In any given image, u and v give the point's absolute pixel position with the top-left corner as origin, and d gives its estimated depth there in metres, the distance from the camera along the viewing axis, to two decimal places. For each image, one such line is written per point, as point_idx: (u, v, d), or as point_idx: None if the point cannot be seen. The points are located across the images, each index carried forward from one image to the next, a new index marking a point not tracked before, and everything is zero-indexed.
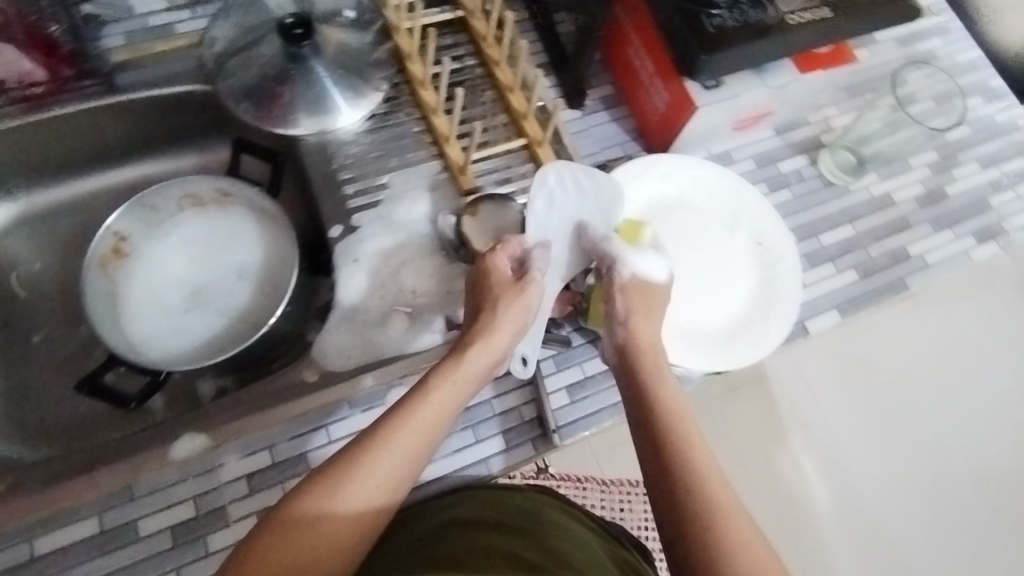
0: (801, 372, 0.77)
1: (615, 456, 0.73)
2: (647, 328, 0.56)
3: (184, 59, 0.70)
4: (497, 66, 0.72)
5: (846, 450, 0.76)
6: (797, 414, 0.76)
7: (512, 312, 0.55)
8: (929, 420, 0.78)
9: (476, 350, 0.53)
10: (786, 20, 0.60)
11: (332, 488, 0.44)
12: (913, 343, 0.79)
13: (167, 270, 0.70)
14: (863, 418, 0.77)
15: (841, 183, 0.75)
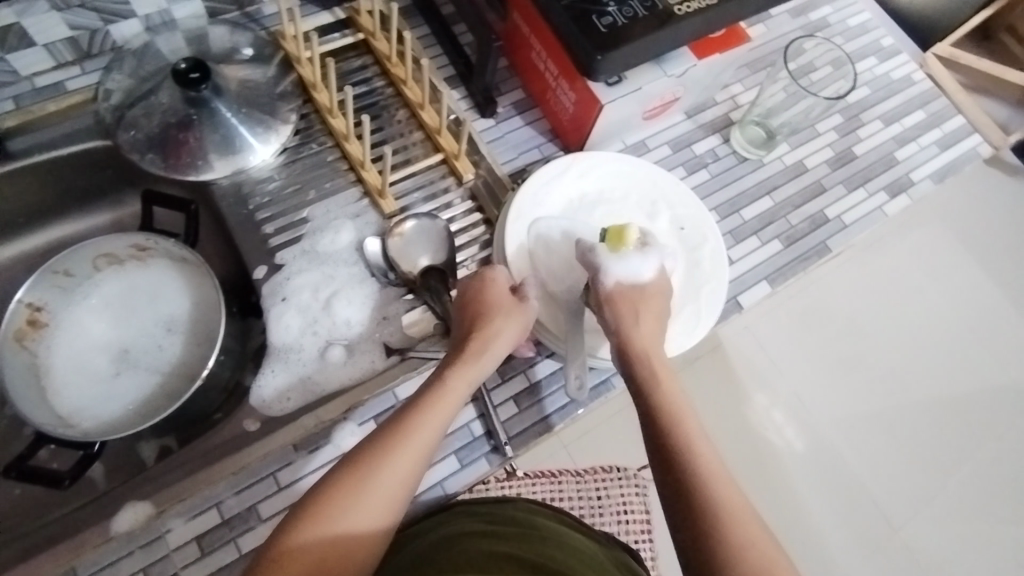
0: (756, 332, 0.74)
1: (587, 444, 0.65)
2: (650, 329, 0.58)
3: (80, 117, 0.67)
4: (404, 83, 0.73)
5: (810, 399, 0.73)
6: (766, 376, 0.73)
7: (506, 326, 0.57)
8: (886, 360, 0.77)
9: (473, 365, 0.54)
10: (675, 11, 0.61)
11: (349, 506, 0.45)
12: (857, 287, 0.78)
13: (91, 334, 0.68)
14: (821, 366, 0.75)
15: (755, 157, 0.78)
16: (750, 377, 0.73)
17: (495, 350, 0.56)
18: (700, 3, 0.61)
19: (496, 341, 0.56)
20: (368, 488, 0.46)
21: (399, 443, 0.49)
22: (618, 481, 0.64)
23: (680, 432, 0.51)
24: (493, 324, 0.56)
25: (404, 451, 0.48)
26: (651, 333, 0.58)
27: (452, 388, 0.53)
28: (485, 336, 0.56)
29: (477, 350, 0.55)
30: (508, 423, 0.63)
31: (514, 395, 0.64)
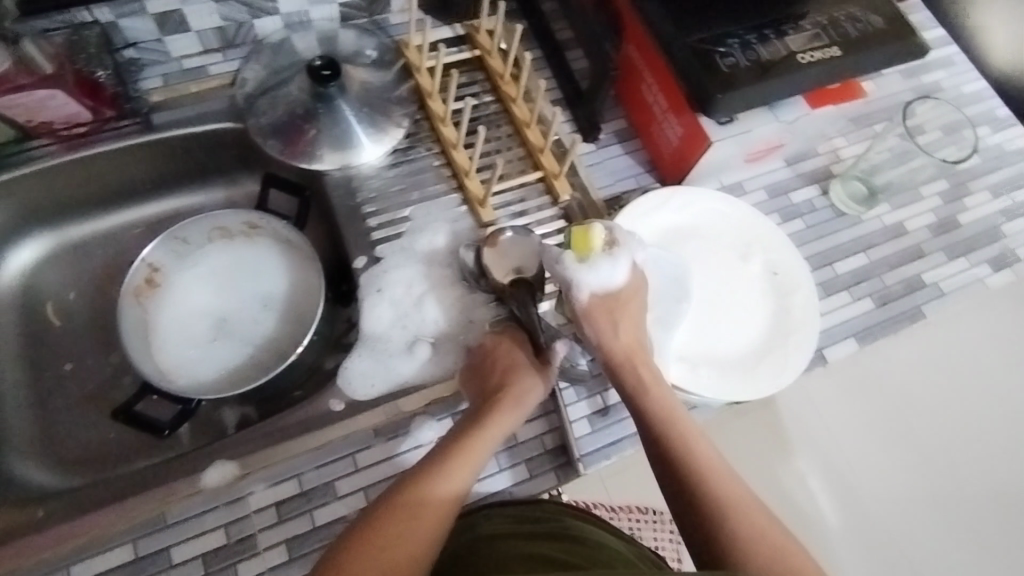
0: (806, 394, 0.71)
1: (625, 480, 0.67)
2: (631, 333, 0.59)
3: (217, 100, 0.73)
4: (514, 101, 0.74)
5: (855, 469, 0.69)
6: (802, 440, 0.70)
7: (534, 383, 0.60)
8: (935, 430, 0.72)
9: (506, 412, 0.57)
10: (798, 59, 0.64)
11: (407, 523, 0.47)
12: (919, 364, 0.74)
13: (194, 300, 0.72)
14: (870, 438, 0.71)
15: (853, 213, 0.77)
16: (796, 438, 0.70)
17: (523, 402, 0.59)
18: (823, 54, 0.64)
19: (527, 394, 0.59)
20: (419, 515, 0.48)
21: (440, 476, 0.50)
22: (653, 523, 0.65)
23: (680, 440, 0.53)
24: (522, 378, 0.60)
25: (446, 485, 0.50)
26: (632, 336, 0.59)
27: (489, 432, 0.55)
28: (519, 388, 0.59)
29: (510, 399, 0.58)
30: (579, 441, 0.64)
31: (588, 415, 0.65)
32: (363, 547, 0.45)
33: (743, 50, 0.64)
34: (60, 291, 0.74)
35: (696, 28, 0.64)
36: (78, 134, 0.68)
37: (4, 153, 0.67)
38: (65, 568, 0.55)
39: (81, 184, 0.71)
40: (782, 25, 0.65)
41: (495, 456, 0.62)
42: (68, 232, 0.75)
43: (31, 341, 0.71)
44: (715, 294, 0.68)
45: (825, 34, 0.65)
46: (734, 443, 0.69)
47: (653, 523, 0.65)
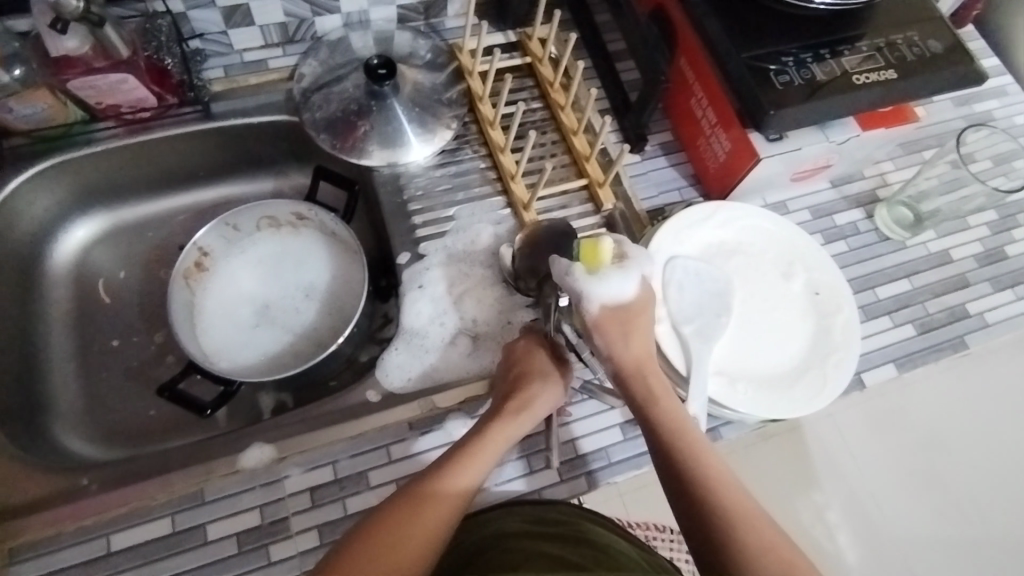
0: (830, 422, 0.68)
1: (644, 496, 0.65)
2: (640, 345, 0.56)
3: (273, 93, 0.75)
4: (562, 109, 0.75)
5: (883, 508, 0.66)
6: (823, 469, 0.66)
7: (549, 389, 0.59)
8: (966, 474, 0.68)
9: (519, 419, 0.57)
10: (852, 79, 0.65)
11: (414, 512, 0.48)
12: (949, 402, 0.71)
13: (239, 286, 0.73)
14: (894, 474, 0.67)
15: (898, 238, 0.76)
16: (822, 468, 0.66)
17: (536, 410, 0.58)
18: (878, 76, 0.65)
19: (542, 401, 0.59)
20: (427, 510, 0.48)
21: (447, 478, 0.50)
22: (669, 543, 0.63)
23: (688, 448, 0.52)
24: (538, 384, 0.59)
25: (453, 485, 0.50)
26: (641, 346, 0.57)
27: (503, 436, 0.55)
28: (532, 394, 0.58)
29: (520, 405, 0.58)
30: (605, 448, 0.66)
31: (615, 424, 0.67)
32: (371, 533, 0.46)
33: (797, 69, 0.65)
34: (111, 269, 0.76)
35: (752, 45, 0.65)
36: (140, 118, 0.71)
37: (69, 133, 0.70)
38: (106, 536, 0.57)
39: (140, 166, 0.74)
40: (838, 45, 0.67)
41: (528, 458, 0.64)
42: (122, 214, 0.77)
43: (82, 315, 0.73)
44: (754, 310, 0.68)
45: (881, 56, 0.66)
46: (752, 470, 0.65)
47: (669, 542, 0.63)
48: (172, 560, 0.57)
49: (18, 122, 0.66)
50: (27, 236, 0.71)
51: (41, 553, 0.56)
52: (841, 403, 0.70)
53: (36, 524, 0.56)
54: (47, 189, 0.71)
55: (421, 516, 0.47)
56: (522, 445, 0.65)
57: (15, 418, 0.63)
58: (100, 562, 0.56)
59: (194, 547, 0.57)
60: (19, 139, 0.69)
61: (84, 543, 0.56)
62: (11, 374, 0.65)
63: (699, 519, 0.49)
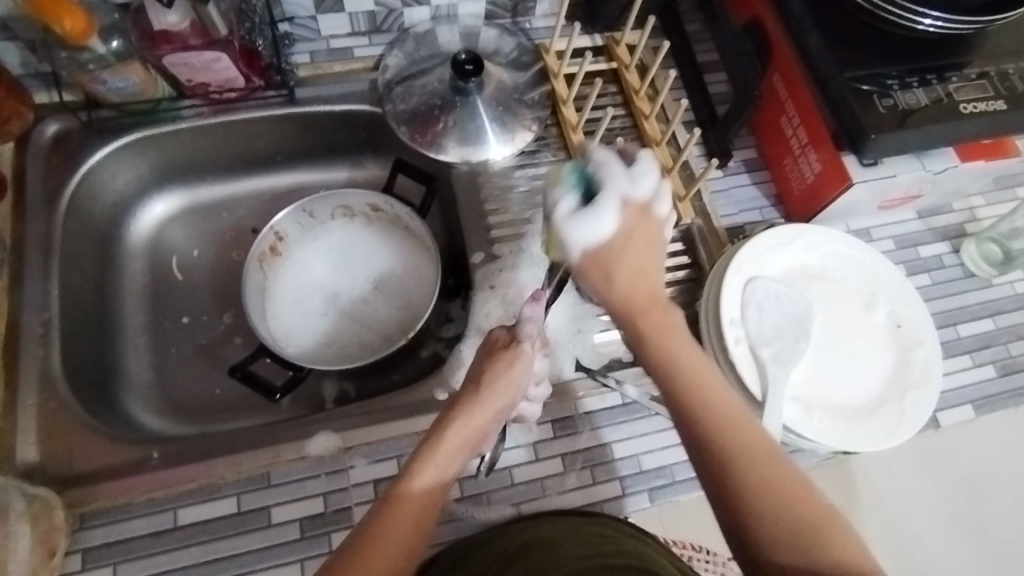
0: (889, 460, 0.66)
1: (690, 517, 0.63)
2: (643, 269, 0.49)
3: (358, 82, 0.74)
4: (646, 118, 0.73)
5: (927, 547, 0.63)
6: (872, 503, 0.64)
7: (501, 376, 0.52)
8: (1011, 519, 0.65)
9: (464, 417, 0.50)
10: (960, 109, 0.62)
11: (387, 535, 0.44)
12: (1013, 451, 0.68)
13: (311, 272, 0.74)
14: (950, 519, 0.65)
15: (984, 275, 0.74)
16: (872, 504, 0.64)
17: (486, 403, 0.50)
18: (987, 106, 0.62)
19: (492, 389, 0.51)
20: (391, 515, 0.45)
21: (407, 480, 0.47)
22: (704, 563, 0.60)
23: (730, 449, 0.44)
24: (491, 373, 0.52)
25: (413, 486, 0.47)
26: (647, 271, 0.50)
27: (447, 441, 0.49)
28: (482, 388, 0.51)
29: (470, 400, 0.51)
30: (671, 466, 0.64)
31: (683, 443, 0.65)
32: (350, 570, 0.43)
33: (902, 93, 0.63)
34: (184, 247, 0.77)
35: (855, 66, 0.63)
36: (226, 99, 0.71)
37: (156, 109, 0.70)
38: (173, 510, 0.57)
39: (221, 146, 0.75)
40: (946, 71, 0.64)
41: (592, 468, 0.63)
42: (198, 193, 0.78)
43: (154, 289, 0.75)
44: (829, 336, 0.66)
45: (991, 86, 0.64)
46: None
47: (707, 563, 0.60)
48: (236, 540, 0.57)
49: (110, 94, 0.67)
50: (107, 208, 0.73)
51: (112, 520, 0.57)
52: (914, 441, 0.67)
53: (108, 492, 0.57)
54: (129, 163, 0.72)
55: (391, 519, 0.45)
56: (587, 455, 0.63)
57: (89, 387, 0.65)
58: (166, 536, 0.57)
59: (258, 528, 0.57)
60: (107, 112, 0.70)
61: (153, 514, 0.57)
62: (85, 343, 0.67)
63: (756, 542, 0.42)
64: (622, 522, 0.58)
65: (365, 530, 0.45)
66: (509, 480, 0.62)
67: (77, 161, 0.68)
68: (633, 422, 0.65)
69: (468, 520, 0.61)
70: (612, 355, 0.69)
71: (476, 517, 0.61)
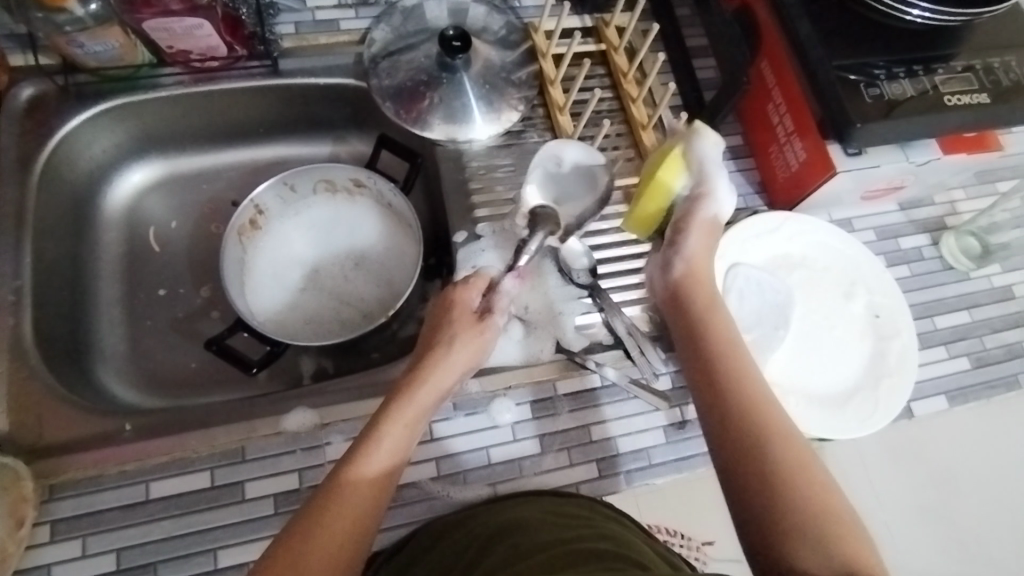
0: (861, 448, 0.67)
1: (665, 501, 0.63)
2: (701, 250, 0.60)
3: (344, 55, 0.73)
4: (633, 102, 0.73)
5: (895, 535, 0.64)
6: (845, 490, 0.65)
7: (452, 352, 0.54)
8: (976, 509, 0.67)
9: (404, 408, 0.51)
10: (944, 101, 0.62)
11: (319, 532, 0.44)
12: (982, 441, 0.69)
13: (291, 248, 0.74)
14: (918, 507, 0.66)
15: (963, 269, 0.75)
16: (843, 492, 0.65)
17: (442, 375, 0.53)
18: (971, 99, 0.63)
19: (438, 377, 0.53)
20: (339, 500, 0.46)
21: (356, 464, 0.48)
22: (680, 547, 0.62)
23: (763, 424, 0.47)
24: (435, 360, 0.54)
25: (360, 473, 0.47)
26: (699, 257, 0.59)
27: (415, 407, 0.51)
28: (426, 373, 0.53)
29: (411, 394, 0.52)
30: (647, 449, 0.64)
31: (660, 427, 0.65)
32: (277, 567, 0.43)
33: (888, 83, 0.63)
34: (163, 218, 0.76)
35: (842, 54, 0.63)
36: (208, 67, 0.70)
37: (136, 75, 0.69)
38: (145, 483, 0.57)
39: (202, 116, 0.73)
40: (933, 63, 0.64)
41: (569, 450, 0.63)
42: (178, 163, 0.77)
43: (131, 261, 0.74)
44: (808, 325, 0.67)
45: (976, 79, 0.64)
46: None
47: (682, 546, 0.61)
48: (208, 514, 0.56)
49: (87, 59, 0.65)
50: (83, 176, 0.71)
51: (82, 492, 0.56)
52: (887, 430, 0.68)
53: (78, 464, 0.56)
54: (107, 131, 0.70)
55: (339, 499, 0.46)
56: (565, 437, 0.63)
57: (61, 357, 0.64)
58: (135, 509, 0.56)
59: (231, 503, 0.57)
60: (85, 77, 0.68)
61: (124, 487, 0.56)
62: (58, 312, 0.65)
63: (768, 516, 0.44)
64: (600, 504, 0.58)
65: (310, 509, 0.45)
66: (485, 460, 0.62)
67: (53, 126, 0.66)
68: (612, 404, 0.65)
69: (444, 497, 0.60)
70: (593, 338, 0.68)
71: (451, 496, 0.60)
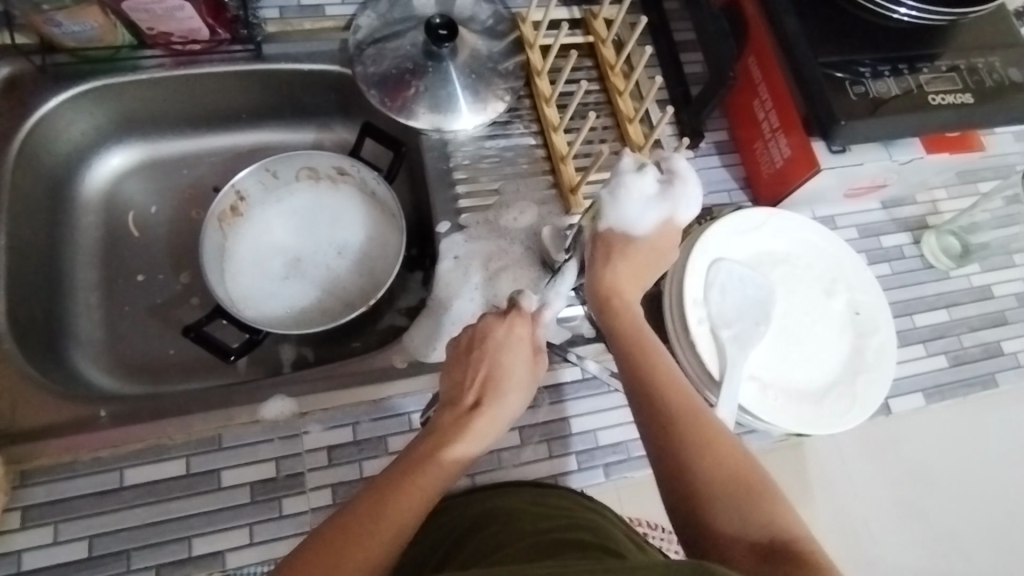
0: (840, 447, 0.67)
1: (642, 496, 0.63)
2: (626, 277, 0.56)
3: (329, 40, 0.72)
4: (620, 95, 0.72)
5: (873, 532, 0.65)
6: (823, 489, 0.66)
7: (515, 394, 0.51)
8: (952, 508, 0.67)
9: (467, 443, 0.48)
10: (929, 100, 0.63)
11: (356, 547, 0.42)
12: (956, 437, 0.70)
13: (272, 235, 0.73)
14: (894, 503, 0.67)
15: (943, 268, 0.76)
16: (821, 490, 0.66)
17: (506, 413, 0.50)
18: (955, 98, 0.63)
19: (502, 416, 0.50)
20: (384, 517, 0.43)
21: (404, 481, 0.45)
22: (658, 540, 0.62)
23: (681, 400, 0.49)
24: (498, 397, 0.50)
25: (411, 487, 0.44)
26: (644, 271, 0.57)
27: (473, 436, 0.48)
28: (492, 412, 0.50)
29: (475, 433, 0.49)
30: (626, 443, 0.64)
31: None
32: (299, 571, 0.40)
33: (873, 81, 0.63)
34: (142, 203, 0.75)
35: (829, 51, 0.63)
36: (190, 50, 0.69)
37: (116, 57, 0.67)
38: (119, 470, 0.56)
39: (184, 99, 0.72)
40: (918, 62, 0.65)
41: (548, 442, 0.63)
42: (159, 147, 0.76)
43: (109, 245, 0.73)
44: (790, 322, 0.67)
45: (960, 79, 0.64)
46: None
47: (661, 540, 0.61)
48: (183, 502, 0.56)
49: (65, 38, 0.64)
50: (61, 159, 0.70)
51: (55, 479, 0.55)
52: (866, 427, 0.69)
53: (50, 449, 0.56)
54: (86, 112, 0.69)
55: (388, 509, 0.43)
56: (545, 429, 0.63)
57: (36, 341, 0.63)
58: (108, 496, 0.55)
59: (206, 492, 0.56)
60: (63, 57, 0.66)
61: (97, 474, 0.56)
62: (32, 296, 0.64)
63: (693, 495, 0.46)
64: (585, 497, 0.58)
65: (355, 515, 0.43)
66: None
67: (30, 107, 0.65)
68: (593, 397, 0.65)
69: None
70: (575, 331, 0.68)
71: None
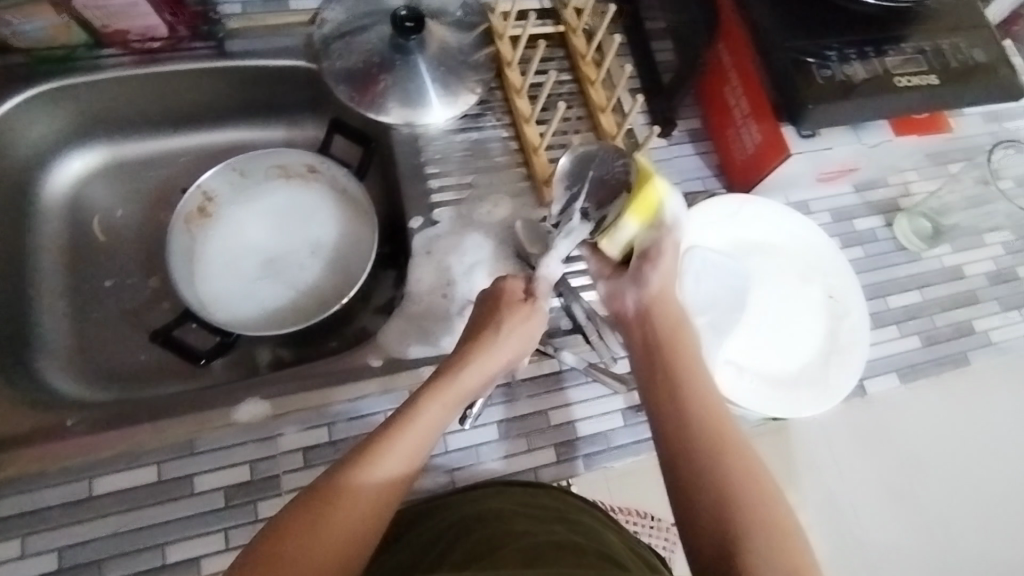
0: (822, 430, 0.68)
1: (628, 484, 0.63)
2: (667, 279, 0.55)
3: (295, 35, 0.71)
4: (591, 85, 0.72)
5: (857, 511, 0.66)
6: (807, 472, 0.66)
7: (492, 342, 0.52)
8: (937, 484, 0.68)
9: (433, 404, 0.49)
10: (894, 82, 0.63)
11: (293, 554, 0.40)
12: (936, 409, 0.71)
13: (242, 234, 0.72)
14: (875, 478, 0.67)
15: (915, 249, 0.76)
16: (805, 472, 0.66)
17: (482, 362, 0.51)
18: (920, 80, 0.63)
19: (475, 366, 0.51)
20: (331, 510, 0.42)
21: (350, 481, 0.44)
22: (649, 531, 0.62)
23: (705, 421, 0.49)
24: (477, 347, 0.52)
25: (351, 488, 0.43)
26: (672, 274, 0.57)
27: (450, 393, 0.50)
28: (464, 363, 0.51)
29: (441, 387, 0.50)
30: (606, 433, 0.64)
31: (619, 409, 0.65)
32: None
33: (839, 64, 0.63)
34: (108, 206, 0.73)
35: (795, 35, 0.63)
36: (149, 48, 0.68)
37: (72, 56, 0.66)
38: (89, 479, 0.55)
39: (147, 98, 0.70)
40: (884, 44, 0.65)
41: (527, 436, 0.63)
42: (122, 149, 0.74)
43: (76, 250, 0.71)
44: (769, 308, 0.67)
45: (925, 61, 0.64)
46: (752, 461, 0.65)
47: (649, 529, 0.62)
48: (157, 510, 0.55)
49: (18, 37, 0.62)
50: (20, 163, 0.68)
51: (22, 490, 0.54)
52: (844, 410, 0.69)
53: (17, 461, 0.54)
54: (44, 114, 0.67)
55: (322, 519, 0.42)
56: (523, 423, 0.63)
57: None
58: (77, 507, 0.54)
59: (180, 497, 0.55)
60: (18, 58, 0.65)
61: (67, 484, 0.55)
62: None
63: (711, 519, 0.44)
64: (575, 498, 0.56)
65: (290, 519, 0.42)
66: (444, 447, 0.61)
67: None
68: (571, 389, 0.65)
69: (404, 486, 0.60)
70: (552, 323, 0.68)
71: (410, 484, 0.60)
